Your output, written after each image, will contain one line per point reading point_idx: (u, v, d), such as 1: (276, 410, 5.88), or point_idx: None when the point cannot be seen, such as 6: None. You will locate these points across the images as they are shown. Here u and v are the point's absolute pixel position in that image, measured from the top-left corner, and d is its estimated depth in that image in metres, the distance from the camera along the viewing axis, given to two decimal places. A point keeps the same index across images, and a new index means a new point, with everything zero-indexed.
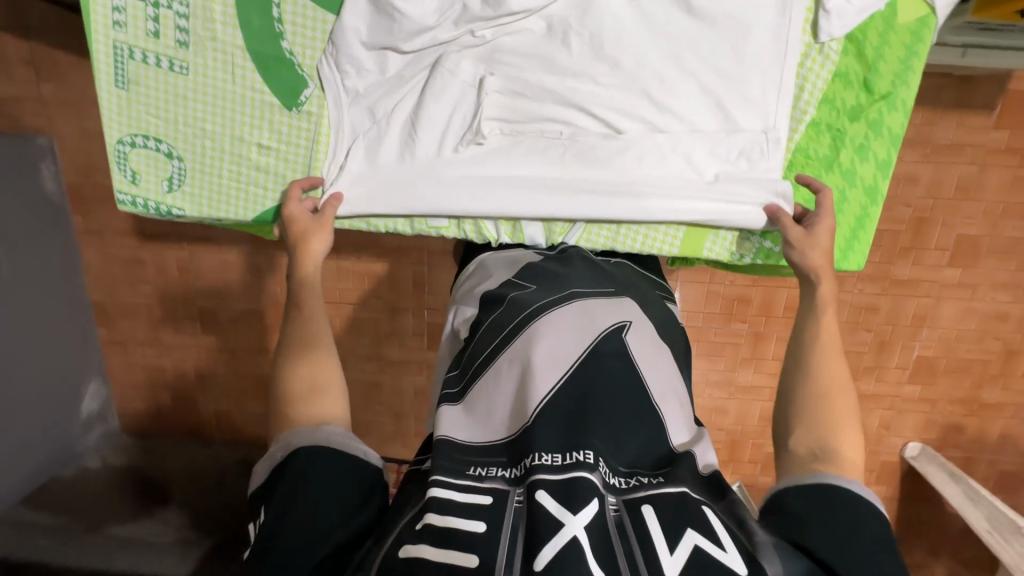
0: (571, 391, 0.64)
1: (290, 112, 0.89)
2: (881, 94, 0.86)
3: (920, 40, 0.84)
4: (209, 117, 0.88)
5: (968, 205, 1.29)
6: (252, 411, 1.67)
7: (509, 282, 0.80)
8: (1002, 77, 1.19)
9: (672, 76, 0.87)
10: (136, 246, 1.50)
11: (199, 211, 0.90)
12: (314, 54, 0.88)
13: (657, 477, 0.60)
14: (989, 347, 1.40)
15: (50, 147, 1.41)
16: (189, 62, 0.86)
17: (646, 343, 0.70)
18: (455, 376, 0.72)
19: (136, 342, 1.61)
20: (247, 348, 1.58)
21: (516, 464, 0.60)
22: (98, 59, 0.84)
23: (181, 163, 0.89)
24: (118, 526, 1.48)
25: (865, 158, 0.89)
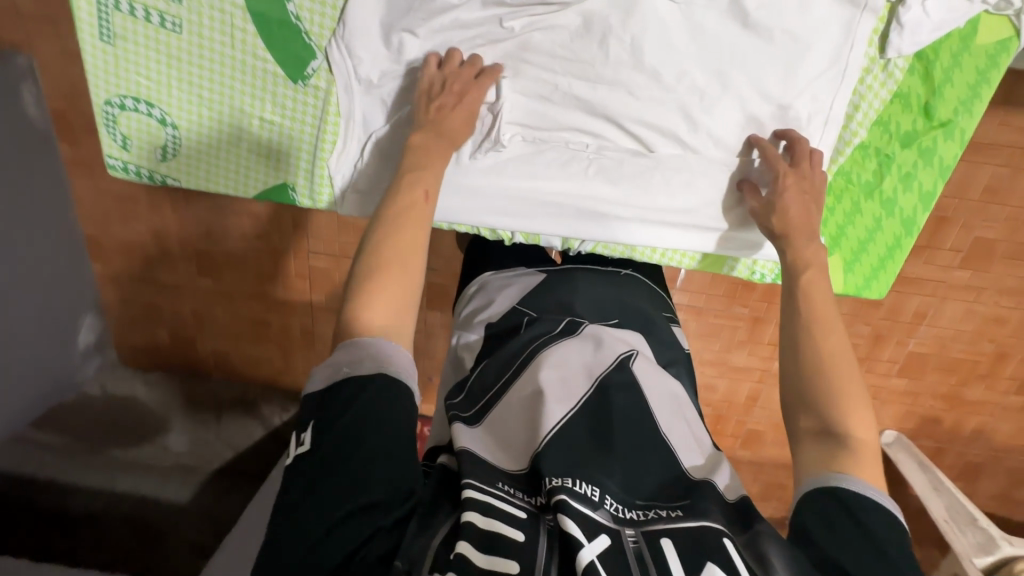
0: (582, 420, 0.67)
1: (295, 85, 0.89)
2: (939, 121, 0.90)
3: (995, 64, 0.85)
4: (205, 84, 0.90)
5: (993, 209, 1.25)
6: (250, 352, 1.69)
7: (513, 309, 0.85)
8: None
9: (682, 88, 0.88)
10: (128, 181, 1.43)
11: (192, 183, 0.98)
12: (322, 30, 0.85)
13: (676, 510, 0.61)
14: (981, 348, 1.42)
15: (30, 67, 1.30)
16: (181, 19, 0.85)
17: (651, 370, 0.76)
18: (467, 402, 0.75)
19: (131, 278, 1.58)
20: (244, 293, 1.57)
21: (539, 491, 0.61)
22: (81, 11, 0.84)
23: (174, 131, 0.94)
24: (121, 450, 1.54)
25: (909, 188, 0.95)
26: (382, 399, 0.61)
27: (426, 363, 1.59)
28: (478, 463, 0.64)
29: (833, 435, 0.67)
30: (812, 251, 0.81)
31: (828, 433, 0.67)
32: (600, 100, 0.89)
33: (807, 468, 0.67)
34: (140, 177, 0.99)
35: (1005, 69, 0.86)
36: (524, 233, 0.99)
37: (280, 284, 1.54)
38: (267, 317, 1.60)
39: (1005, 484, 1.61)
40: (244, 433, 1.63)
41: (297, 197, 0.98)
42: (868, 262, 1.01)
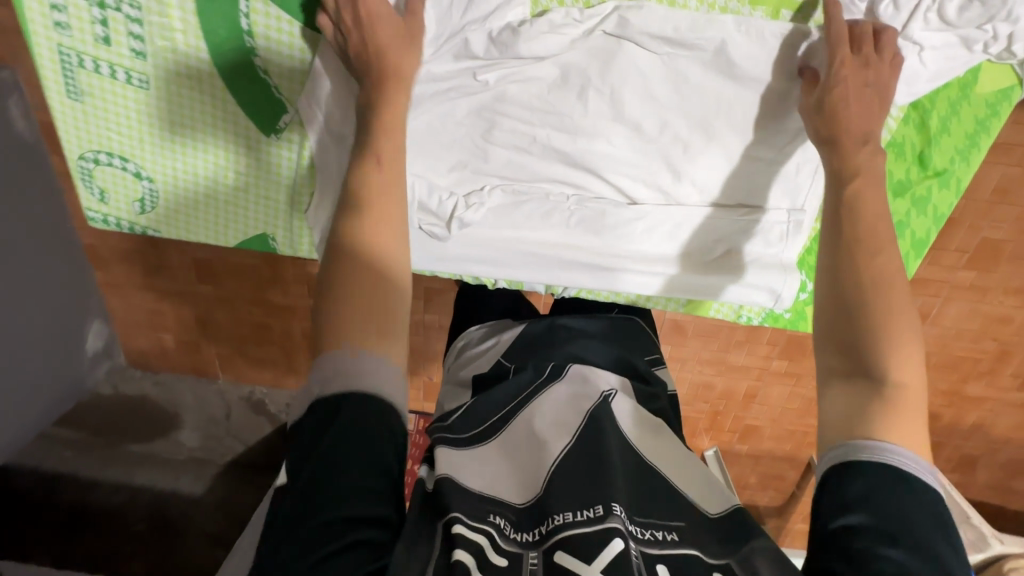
0: (582, 447, 0.66)
1: (269, 139, 0.89)
2: (934, 170, 0.90)
3: (994, 114, 0.86)
4: (175, 139, 0.90)
5: (1002, 209, 1.21)
6: (255, 354, 1.71)
7: (498, 363, 0.84)
8: None
9: (655, 138, 0.90)
10: None
11: (169, 232, 1.00)
12: (292, 87, 0.84)
13: (672, 534, 0.61)
14: (984, 346, 1.40)
15: (14, 81, 1.28)
16: (147, 74, 0.85)
17: (630, 408, 0.75)
18: (467, 420, 0.74)
19: (133, 286, 1.60)
20: (244, 298, 1.58)
21: (530, 528, 0.61)
22: (45, 67, 0.84)
23: (150, 183, 0.95)
24: (136, 444, 1.61)
25: (902, 235, 0.94)
26: (360, 405, 0.58)
27: (426, 363, 1.61)
28: (465, 491, 0.63)
29: (867, 375, 0.62)
30: (868, 161, 0.73)
31: (864, 375, 0.62)
32: (574, 153, 0.91)
33: (826, 441, 0.62)
34: (122, 227, 1.01)
35: (1000, 122, 0.86)
36: (508, 279, 1.01)
37: (280, 289, 1.55)
38: (269, 321, 1.62)
39: (1002, 475, 1.62)
40: (252, 430, 1.68)
41: (278, 246, 1.00)
42: None
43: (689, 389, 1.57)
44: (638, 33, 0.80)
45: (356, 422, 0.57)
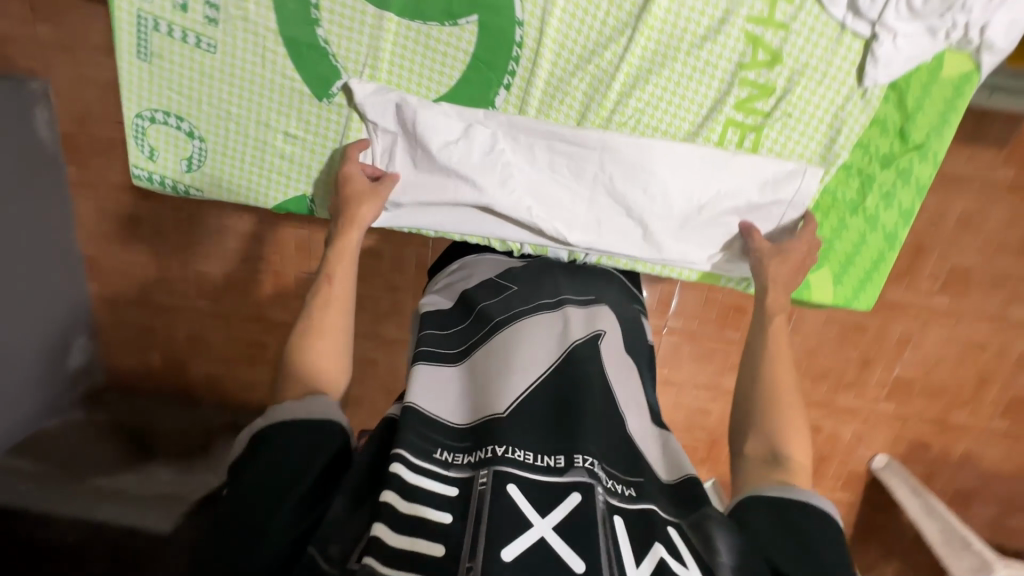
0: (549, 392, 0.66)
1: (320, 102, 0.90)
2: (914, 144, 0.89)
3: (960, 94, 0.85)
4: (236, 101, 0.91)
5: (967, 237, 1.32)
6: (246, 377, 1.65)
7: (489, 284, 0.83)
8: (1019, 118, 1.19)
9: (672, 118, 0.89)
10: (133, 203, 1.45)
11: (212, 193, 0.97)
12: (347, 43, 0.86)
13: (629, 489, 0.60)
14: (964, 373, 1.47)
15: (45, 92, 1.34)
16: (216, 40, 0.87)
17: (614, 355, 0.73)
18: (452, 340, 0.75)
19: (127, 300, 1.57)
20: (243, 314, 1.57)
21: (481, 449, 0.59)
22: (123, 29, 0.86)
23: (201, 143, 0.94)
24: (105, 478, 1.40)
25: (889, 206, 0.95)
26: (284, 435, 0.63)
27: None
28: (421, 423, 0.62)
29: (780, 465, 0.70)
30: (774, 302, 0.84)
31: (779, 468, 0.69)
32: (595, 145, 0.89)
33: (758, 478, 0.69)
34: (164, 189, 0.98)
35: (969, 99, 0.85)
36: (534, 245, 0.95)
37: (279, 307, 1.55)
38: (265, 340, 1.59)
39: (997, 512, 1.64)
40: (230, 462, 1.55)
41: (315, 207, 0.97)
42: (855, 274, 1.00)
43: (685, 416, 1.58)
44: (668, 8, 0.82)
45: (276, 451, 0.62)
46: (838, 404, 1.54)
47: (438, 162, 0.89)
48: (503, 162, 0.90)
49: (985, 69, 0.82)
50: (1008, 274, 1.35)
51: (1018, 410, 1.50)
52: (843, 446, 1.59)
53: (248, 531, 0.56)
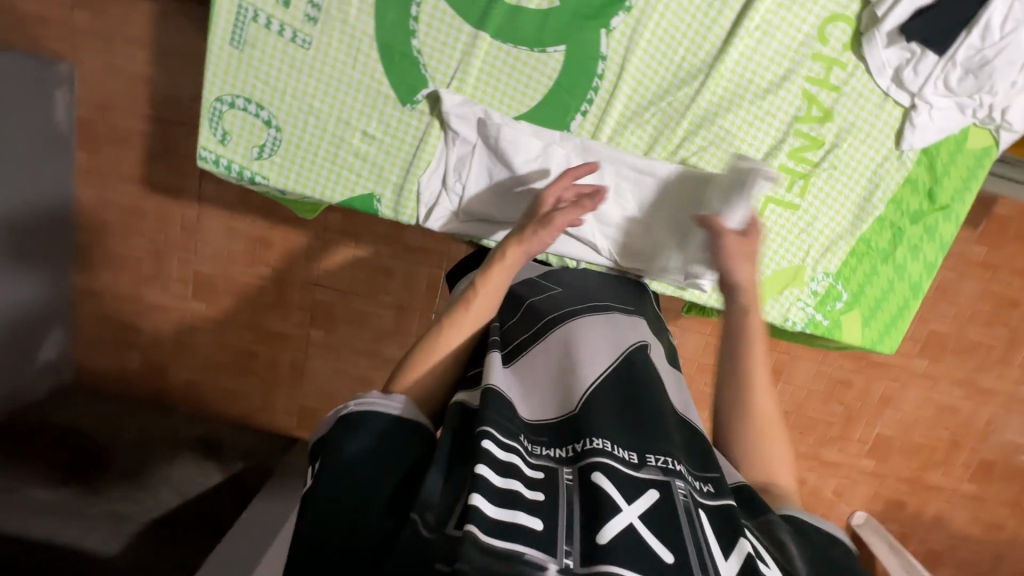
0: (615, 386, 0.70)
1: (404, 108, 0.87)
2: (940, 205, 0.95)
3: (979, 165, 0.93)
4: (319, 94, 0.85)
5: (944, 305, 1.43)
6: (229, 387, 1.57)
7: (534, 287, 0.88)
8: (988, 202, 1.34)
9: (735, 157, 0.92)
10: (140, 196, 1.41)
11: (284, 184, 0.88)
12: (441, 58, 0.85)
13: (707, 485, 0.62)
14: (938, 435, 1.55)
15: (69, 76, 1.32)
16: (313, 37, 0.83)
17: (662, 364, 0.79)
18: (500, 338, 0.78)
19: (114, 296, 1.50)
20: (238, 321, 1.51)
21: (564, 445, 0.62)
22: (218, 14, 0.81)
23: (278, 133, 0.86)
24: (43, 490, 1.25)
25: (915, 258, 0.98)
26: (360, 420, 0.65)
27: None
28: (503, 406, 0.64)
29: None
30: None
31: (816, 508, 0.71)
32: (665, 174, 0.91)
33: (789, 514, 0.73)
34: (227, 175, 0.88)
35: (987, 172, 0.94)
36: (592, 263, 0.96)
37: (278, 316, 1.50)
38: (256, 350, 1.53)
39: None
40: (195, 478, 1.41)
41: (382, 209, 0.90)
42: (884, 317, 0.99)
43: None
44: (747, 59, 0.88)
45: (351, 436, 0.63)
46: (822, 457, 1.58)
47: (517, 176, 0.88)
48: (581, 183, 0.89)
49: (1003, 146, 0.92)
50: (979, 342, 1.47)
51: (985, 474, 1.59)
52: (824, 501, 1.63)
53: (340, 510, 0.57)
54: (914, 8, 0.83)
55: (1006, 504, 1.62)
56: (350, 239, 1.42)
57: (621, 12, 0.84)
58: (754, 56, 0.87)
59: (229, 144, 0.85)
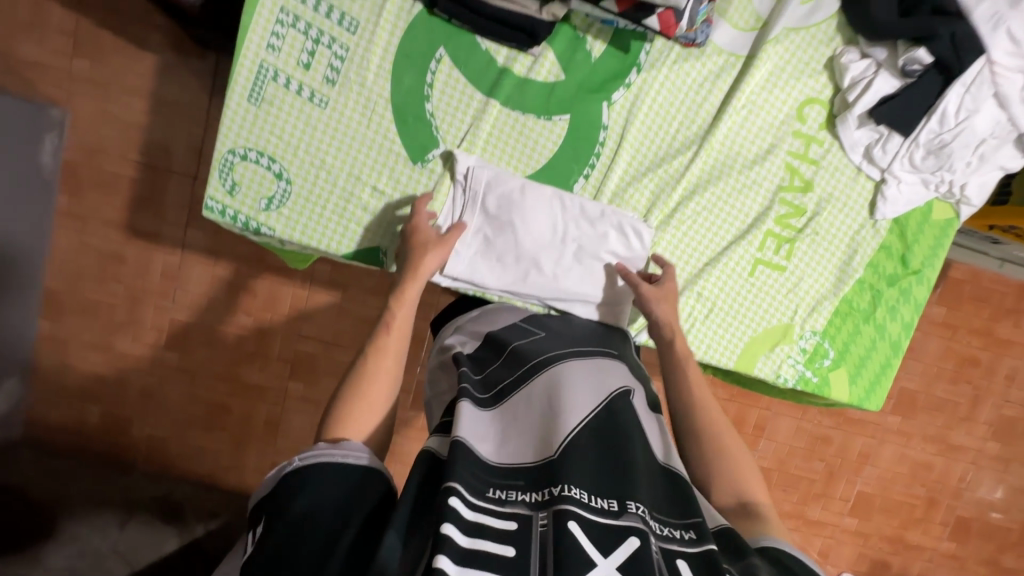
0: (596, 431, 0.63)
1: (414, 166, 0.89)
2: (913, 269, 1.02)
3: (945, 235, 1.02)
4: (335, 151, 0.88)
5: (912, 363, 1.50)
6: (196, 443, 1.48)
7: (515, 333, 0.85)
8: (944, 265, 1.45)
9: (727, 221, 0.97)
10: (120, 241, 1.38)
11: (291, 236, 0.88)
12: (452, 121, 0.89)
13: (689, 532, 0.57)
14: (915, 492, 1.58)
15: (61, 121, 1.31)
16: (330, 98, 0.86)
17: (644, 410, 0.72)
18: (480, 385, 0.74)
19: (79, 344, 1.42)
20: (212, 371, 1.45)
21: (539, 489, 0.57)
22: (239, 74, 0.83)
23: (287, 186, 0.87)
24: None
25: (894, 318, 1.03)
26: (308, 473, 0.61)
27: (394, 467, 1.48)
28: (471, 462, 0.59)
29: None
30: None
31: None
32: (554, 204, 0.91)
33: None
34: (231, 225, 0.88)
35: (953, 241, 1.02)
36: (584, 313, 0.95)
37: (256, 367, 1.45)
38: (230, 403, 1.46)
39: None
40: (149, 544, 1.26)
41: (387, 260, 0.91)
42: (869, 375, 1.03)
43: None
44: (736, 134, 0.95)
45: (298, 493, 0.59)
46: (807, 516, 1.57)
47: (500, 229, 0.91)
48: (491, 218, 0.90)
49: (963, 218, 1.01)
50: (946, 400, 1.53)
51: (962, 531, 1.61)
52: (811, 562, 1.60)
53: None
54: (880, 96, 0.92)
55: (985, 562, 1.63)
56: (337, 289, 1.42)
57: (621, 88, 0.91)
58: (741, 131, 0.95)
59: (238, 194, 0.86)
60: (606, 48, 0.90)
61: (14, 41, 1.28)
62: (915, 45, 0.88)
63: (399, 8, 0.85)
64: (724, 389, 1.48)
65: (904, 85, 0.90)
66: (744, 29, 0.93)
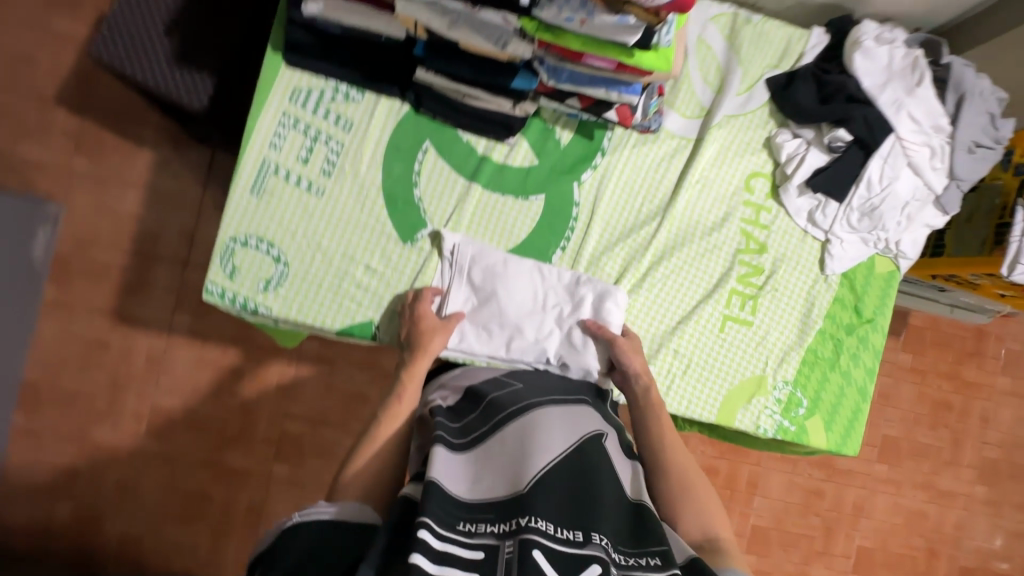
0: (566, 468, 0.65)
1: (404, 245, 0.96)
2: (866, 317, 1.10)
3: (890, 286, 1.10)
4: (328, 234, 0.94)
5: (890, 410, 1.55)
6: (172, 538, 1.40)
7: (490, 385, 0.86)
8: (903, 314, 1.54)
9: (696, 282, 1.05)
10: (107, 328, 1.38)
11: (288, 316, 0.92)
12: (439, 203, 0.97)
13: (654, 558, 0.58)
14: (914, 543, 1.56)
15: (56, 215, 1.36)
16: (326, 187, 0.94)
17: (615, 451, 0.74)
18: (455, 431, 0.74)
19: (54, 436, 1.37)
20: (194, 458, 1.41)
21: (506, 519, 0.58)
22: (244, 170, 0.91)
23: (285, 268, 0.92)
24: None
25: (857, 364, 1.09)
26: (295, 529, 0.62)
27: None
28: (444, 499, 0.60)
29: None
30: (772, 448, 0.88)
31: None
32: (536, 274, 0.98)
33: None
34: (231, 307, 0.92)
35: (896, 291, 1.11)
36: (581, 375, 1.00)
37: (240, 451, 1.42)
38: (212, 491, 1.41)
39: None
40: None
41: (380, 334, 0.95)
42: (841, 419, 1.07)
43: None
44: (695, 204, 1.05)
45: (286, 549, 0.60)
46: None
47: (485, 299, 0.96)
48: (476, 290, 0.96)
49: (903, 270, 1.11)
50: (928, 445, 1.57)
51: None
52: None
53: None
54: (814, 168, 1.04)
55: None
56: (325, 365, 1.43)
57: (589, 169, 1.01)
58: (698, 202, 1.05)
59: (239, 278, 0.90)
60: (573, 136, 1.01)
61: (17, 144, 1.35)
62: (836, 125, 1.01)
63: (389, 109, 0.95)
64: (713, 447, 1.49)
65: (833, 158, 1.03)
66: (691, 116, 1.06)
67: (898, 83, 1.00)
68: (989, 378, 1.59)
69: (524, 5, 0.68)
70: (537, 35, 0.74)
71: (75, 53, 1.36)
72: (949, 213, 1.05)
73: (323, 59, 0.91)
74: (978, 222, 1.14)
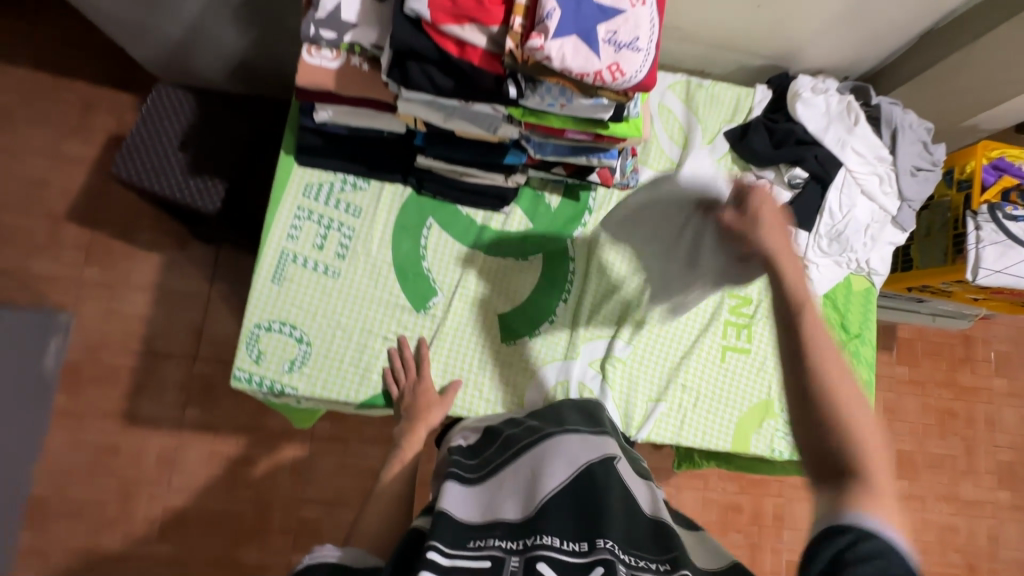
0: (577, 489, 0.67)
1: (418, 314, 1.01)
2: (854, 333, 1.15)
3: (870, 302, 1.17)
4: (346, 311, 0.99)
5: (898, 424, 1.57)
6: None
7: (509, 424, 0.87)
8: (890, 329, 1.61)
9: (693, 319, 1.11)
10: (117, 431, 1.38)
11: (312, 394, 0.95)
12: (445, 272, 1.04)
13: (664, 564, 0.59)
14: (951, 560, 1.54)
15: (67, 325, 1.40)
16: (341, 269, 1.00)
17: (632, 476, 0.75)
18: (470, 466, 0.75)
19: (62, 552, 1.33)
20: (208, 557, 1.36)
21: (518, 537, 0.60)
22: (264, 262, 0.97)
23: (308, 347, 0.96)
24: None
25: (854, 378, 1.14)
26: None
27: None
28: (455, 526, 0.61)
29: None
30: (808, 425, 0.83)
31: None
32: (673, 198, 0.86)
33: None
34: (257, 391, 0.95)
35: (876, 306, 1.18)
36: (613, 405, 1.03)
37: (256, 545, 1.38)
38: None
39: None
40: None
41: None
42: None
43: None
44: None
45: None
46: None
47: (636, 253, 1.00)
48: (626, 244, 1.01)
49: (877, 286, 1.19)
50: (943, 455, 1.58)
51: None
52: None
53: None
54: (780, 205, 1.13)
55: None
56: (339, 445, 1.43)
57: (579, 227, 1.10)
58: None
59: (264, 362, 0.94)
60: (561, 199, 1.10)
61: (29, 261, 1.41)
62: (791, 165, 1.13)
63: (394, 194, 1.04)
64: (733, 483, 1.49)
65: (795, 194, 1.13)
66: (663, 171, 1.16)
67: (838, 126, 1.13)
68: (985, 382, 1.63)
69: (514, 98, 0.77)
70: (523, 119, 0.83)
71: (85, 173, 1.45)
72: (907, 230, 1.15)
73: (331, 156, 1.01)
74: (935, 236, 1.24)
